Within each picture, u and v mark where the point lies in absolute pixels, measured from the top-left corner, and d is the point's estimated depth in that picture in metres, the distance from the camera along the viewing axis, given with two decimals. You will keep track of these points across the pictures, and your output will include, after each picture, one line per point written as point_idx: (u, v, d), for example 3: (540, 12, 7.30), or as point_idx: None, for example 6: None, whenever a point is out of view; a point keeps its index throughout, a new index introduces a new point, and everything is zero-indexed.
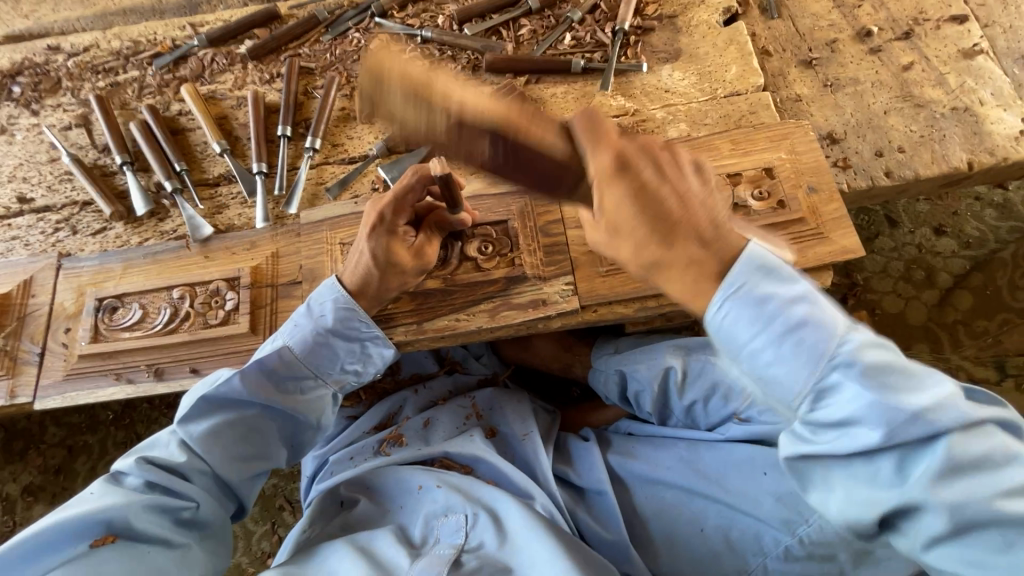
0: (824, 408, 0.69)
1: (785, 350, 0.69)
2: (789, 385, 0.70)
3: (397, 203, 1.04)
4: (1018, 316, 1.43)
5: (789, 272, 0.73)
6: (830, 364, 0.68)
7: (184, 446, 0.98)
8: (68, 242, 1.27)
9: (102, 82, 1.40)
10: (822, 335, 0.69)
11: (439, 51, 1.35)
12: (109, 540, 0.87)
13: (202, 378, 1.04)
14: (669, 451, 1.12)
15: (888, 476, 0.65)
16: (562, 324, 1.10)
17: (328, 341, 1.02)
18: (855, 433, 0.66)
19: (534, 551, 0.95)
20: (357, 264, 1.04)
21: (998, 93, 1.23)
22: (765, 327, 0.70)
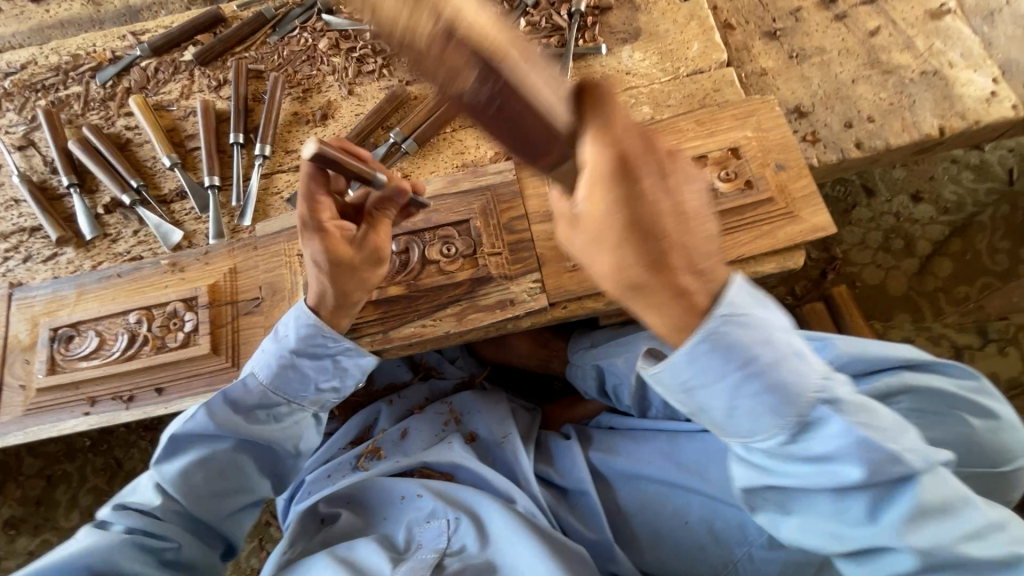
0: (808, 444, 0.71)
1: (763, 393, 0.69)
2: (760, 423, 0.70)
3: (309, 195, 0.95)
4: (997, 279, 1.43)
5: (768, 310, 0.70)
6: (806, 407, 0.69)
7: (160, 489, 0.97)
8: (19, 271, 1.22)
9: (43, 100, 1.34)
10: (799, 374, 0.69)
11: (391, 46, 1.29)
12: None
13: (172, 420, 1.02)
14: (649, 445, 1.10)
15: (860, 514, 0.72)
16: (531, 323, 1.07)
17: (295, 364, 0.98)
18: (827, 472, 0.71)
19: (519, 552, 0.94)
20: (322, 275, 0.99)
21: (967, 53, 1.19)
22: (738, 364, 0.68)
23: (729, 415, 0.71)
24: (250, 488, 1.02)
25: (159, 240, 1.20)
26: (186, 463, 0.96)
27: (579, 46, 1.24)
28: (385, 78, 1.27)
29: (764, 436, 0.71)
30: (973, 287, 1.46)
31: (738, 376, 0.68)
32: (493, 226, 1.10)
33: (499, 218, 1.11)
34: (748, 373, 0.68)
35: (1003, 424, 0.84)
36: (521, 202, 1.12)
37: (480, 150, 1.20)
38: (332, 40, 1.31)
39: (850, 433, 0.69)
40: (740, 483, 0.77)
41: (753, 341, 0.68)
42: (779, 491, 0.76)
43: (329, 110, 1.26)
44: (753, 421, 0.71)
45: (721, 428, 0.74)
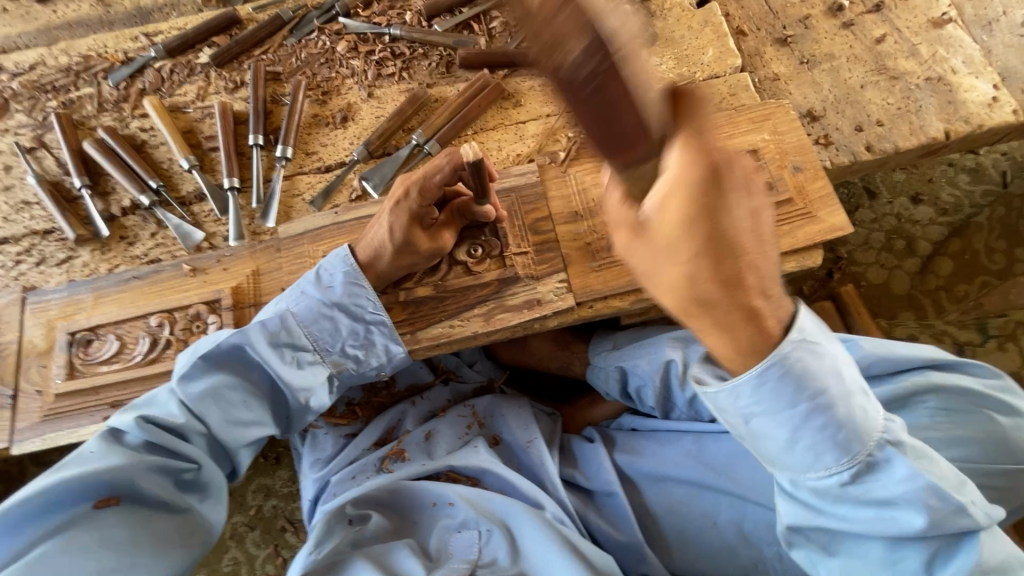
0: (866, 485, 0.75)
1: (830, 428, 0.73)
2: (825, 459, 0.74)
3: (425, 182, 1.00)
4: (996, 278, 1.47)
5: (830, 348, 0.75)
6: (871, 451, 0.74)
7: (183, 406, 0.95)
8: (32, 275, 1.20)
9: (54, 101, 1.32)
10: (871, 418, 0.74)
11: (410, 49, 1.30)
12: (112, 502, 0.89)
13: (204, 334, 1.00)
14: (675, 447, 1.11)
15: (914, 565, 0.76)
16: (557, 323, 1.08)
17: (332, 315, 1.01)
18: (887, 520, 0.75)
19: (551, 566, 0.96)
20: (374, 237, 1.02)
21: (969, 60, 1.24)
22: (811, 398, 0.73)
23: (790, 450, 0.76)
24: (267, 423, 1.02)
25: (180, 240, 1.19)
26: (218, 383, 0.96)
27: None
28: (404, 81, 1.28)
29: (822, 472, 0.75)
30: (972, 286, 1.51)
31: (803, 409, 0.74)
32: (518, 227, 1.12)
33: (524, 220, 1.12)
34: (818, 405, 0.73)
35: None
36: (545, 203, 1.13)
37: (502, 152, 1.21)
38: (351, 43, 1.31)
39: (912, 479, 0.73)
40: (786, 520, 0.81)
41: (836, 381, 0.74)
42: (829, 532, 0.79)
43: (349, 112, 1.26)
44: (814, 457, 0.75)
45: (776, 460, 0.78)
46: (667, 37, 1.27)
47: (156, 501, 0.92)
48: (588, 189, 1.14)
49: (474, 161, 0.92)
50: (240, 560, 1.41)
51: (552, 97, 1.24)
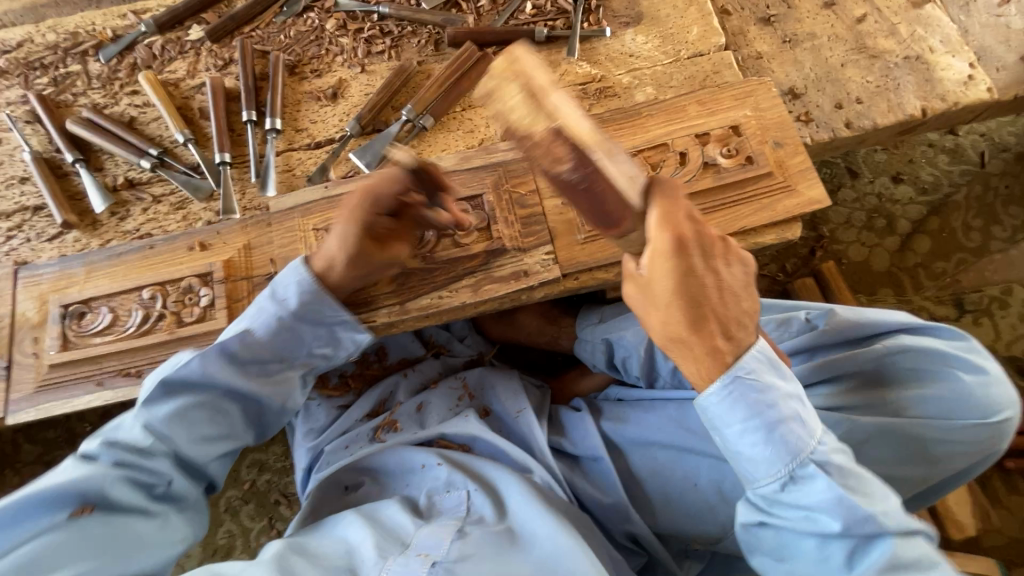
0: (797, 492, 0.82)
1: (771, 438, 0.82)
2: (759, 470, 0.83)
3: (378, 197, 0.99)
4: (971, 255, 1.55)
5: (788, 370, 0.87)
6: (800, 461, 0.82)
7: (148, 429, 0.93)
8: (23, 250, 1.21)
9: (43, 78, 1.32)
10: (803, 436, 0.83)
11: (399, 27, 1.31)
12: (87, 511, 0.87)
13: (164, 360, 0.99)
14: (658, 413, 1.14)
15: (839, 562, 0.81)
16: (544, 294, 1.11)
17: (293, 325, 1.00)
18: (813, 522, 0.81)
19: (536, 525, 0.97)
20: (330, 250, 1.00)
21: (947, 40, 1.27)
22: (746, 413, 0.83)
23: (735, 462, 0.86)
24: (237, 435, 1.01)
25: (189, 194, 1.21)
26: (181, 406, 0.94)
27: (584, 29, 1.28)
28: (393, 59, 1.29)
29: (765, 479, 0.83)
30: (949, 262, 1.56)
31: (733, 434, 0.84)
32: (505, 201, 1.14)
33: (511, 193, 1.14)
34: (751, 422, 0.83)
35: (993, 378, 0.90)
36: (533, 177, 1.16)
37: (491, 129, 1.23)
38: (340, 20, 1.32)
39: (830, 494, 0.80)
40: (741, 519, 0.87)
41: (753, 393, 0.83)
42: (774, 530, 0.85)
43: (339, 89, 1.27)
44: (759, 461, 0.83)
45: (733, 461, 0.86)
46: (652, 16, 1.29)
47: (130, 510, 0.89)
48: None
49: (427, 170, 0.88)
50: (235, 533, 1.43)
51: None
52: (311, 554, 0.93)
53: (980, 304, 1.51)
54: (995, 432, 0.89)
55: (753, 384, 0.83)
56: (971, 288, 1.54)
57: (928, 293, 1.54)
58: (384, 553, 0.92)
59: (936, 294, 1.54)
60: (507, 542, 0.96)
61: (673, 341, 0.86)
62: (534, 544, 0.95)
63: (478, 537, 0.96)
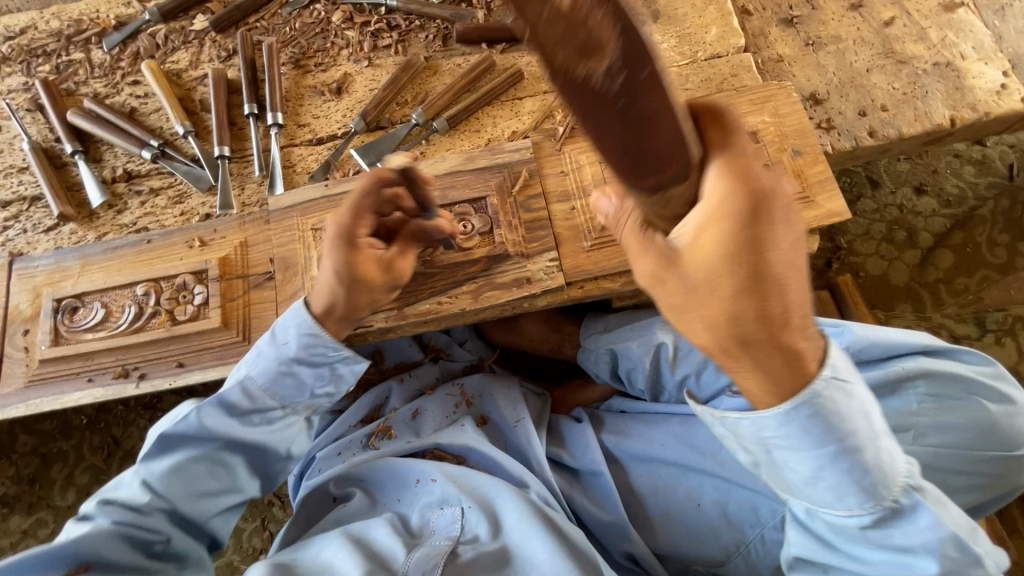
0: (884, 530, 0.72)
1: (854, 470, 0.69)
2: (842, 501, 0.71)
3: (354, 211, 0.95)
4: (996, 271, 1.49)
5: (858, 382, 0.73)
6: (899, 494, 0.70)
7: (147, 485, 0.90)
8: (19, 241, 1.19)
9: (45, 65, 1.30)
10: (893, 463, 0.70)
11: (406, 21, 1.27)
12: (80, 570, 0.83)
13: (164, 415, 0.98)
14: (662, 429, 1.10)
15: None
16: (547, 302, 1.07)
17: (292, 371, 0.95)
18: (903, 565, 0.72)
19: (533, 547, 0.93)
20: (321, 282, 0.96)
21: (979, 46, 1.21)
22: (836, 440, 0.69)
23: (806, 489, 0.73)
24: (239, 488, 0.97)
25: (190, 184, 1.19)
26: (177, 461, 0.91)
27: None
28: (400, 54, 1.25)
29: (842, 511, 0.72)
30: (972, 278, 1.49)
31: (816, 463, 0.70)
32: (510, 204, 1.10)
33: (516, 197, 1.10)
34: (840, 452, 0.69)
35: (1018, 410, 0.84)
36: (539, 180, 1.12)
37: (498, 128, 1.19)
38: (346, 13, 1.28)
39: (937, 528, 0.69)
40: (793, 549, 0.80)
41: (835, 414, 0.69)
42: (838, 570, 0.77)
43: (344, 83, 1.24)
44: (835, 496, 0.71)
45: (794, 492, 0.75)
46: (669, 15, 1.24)
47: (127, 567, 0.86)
48: (583, 168, 1.11)
49: (401, 171, 0.89)
50: None
51: None
52: None
53: None
54: (1016, 467, 0.83)
55: (836, 400, 0.68)
56: None
57: (949, 311, 1.48)
58: None
59: (957, 311, 1.48)
60: (501, 566, 0.94)
61: (733, 344, 0.68)
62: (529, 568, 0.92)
63: (471, 561, 0.94)
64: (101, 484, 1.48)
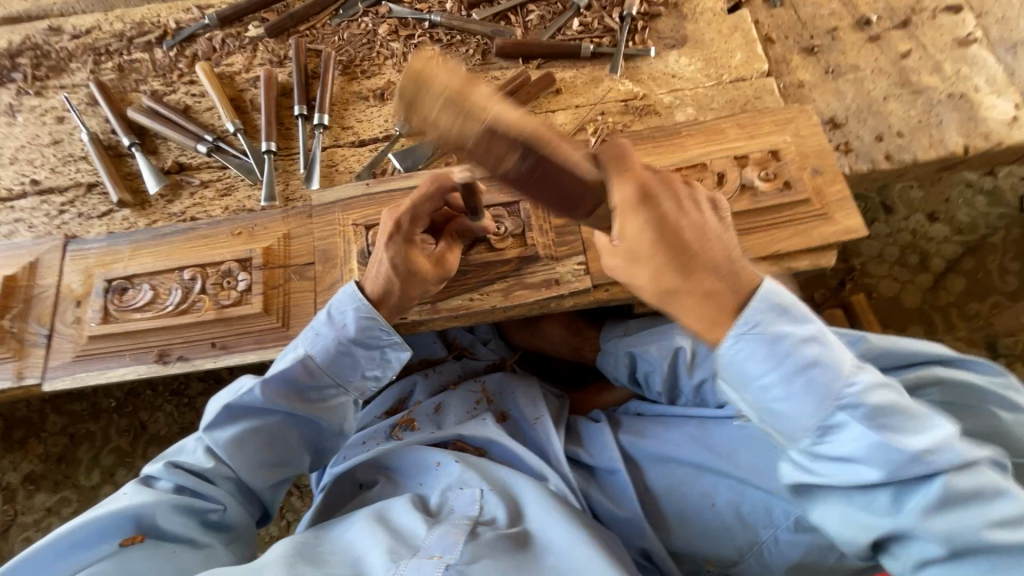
0: (830, 443, 0.80)
1: (806, 383, 0.78)
2: (796, 419, 0.80)
3: (414, 212, 1.01)
4: (1007, 298, 1.52)
5: (800, 311, 0.81)
6: (843, 400, 0.78)
7: (212, 452, 0.98)
8: (73, 225, 1.25)
9: (108, 64, 1.39)
10: (840, 369, 0.79)
11: (448, 36, 1.35)
12: (137, 539, 0.88)
13: (225, 387, 1.02)
14: (679, 430, 1.14)
15: (883, 502, 0.78)
16: (573, 304, 1.12)
17: (349, 350, 1.00)
18: (850, 472, 0.79)
19: (556, 533, 0.96)
20: (376, 275, 1.01)
21: (991, 80, 1.27)
22: (778, 364, 0.79)
23: (766, 417, 0.83)
24: (293, 459, 1.03)
25: (241, 176, 1.26)
26: (242, 430, 0.97)
27: (629, 48, 1.30)
28: None
29: (796, 429, 0.81)
30: (983, 304, 1.53)
31: (787, 379, 0.77)
32: (541, 209, 1.15)
33: (547, 202, 1.16)
34: (788, 372, 0.79)
35: None
36: (568, 187, 1.17)
37: None
38: (392, 26, 1.37)
39: (868, 434, 0.77)
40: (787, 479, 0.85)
41: (782, 342, 0.79)
42: (822, 490, 0.83)
43: (387, 91, 1.31)
44: (787, 408, 0.79)
45: (762, 419, 0.84)
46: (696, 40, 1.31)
47: (180, 537, 0.91)
48: (611, 177, 1.17)
49: (465, 184, 0.94)
50: None
51: (583, 89, 1.29)
52: (324, 557, 0.92)
53: (1014, 349, 1.49)
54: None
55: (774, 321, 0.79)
56: (1005, 331, 1.51)
57: (960, 334, 1.51)
58: (395, 555, 0.89)
59: (968, 336, 1.52)
60: (521, 547, 0.94)
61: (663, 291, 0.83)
62: (552, 555, 0.93)
63: (491, 541, 0.93)
64: (125, 466, 1.52)
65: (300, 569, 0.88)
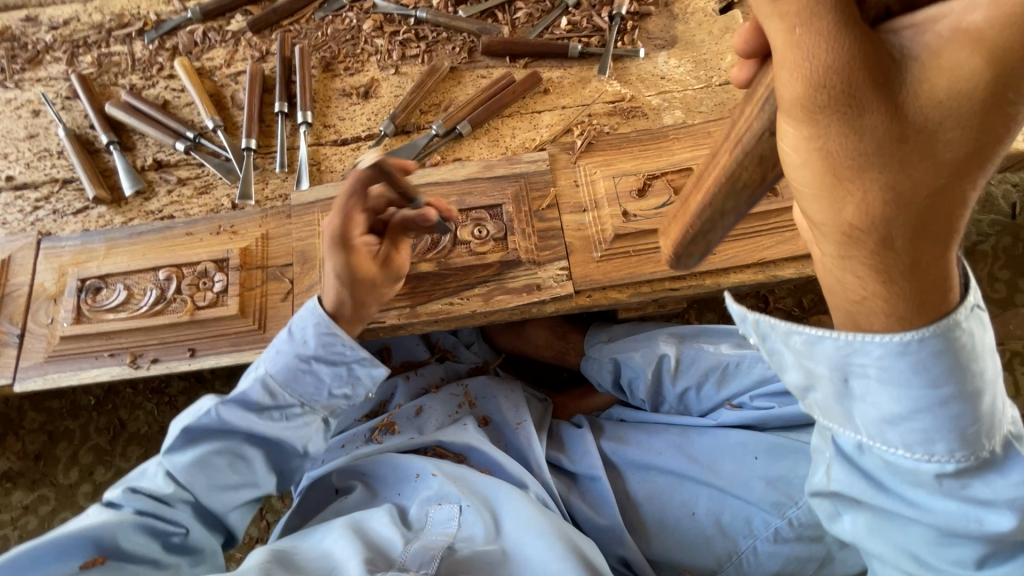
0: (981, 487, 0.62)
1: (955, 418, 0.59)
2: (938, 447, 0.61)
3: (345, 215, 1.00)
4: (995, 306, 1.51)
5: (982, 343, 0.58)
6: (996, 448, 0.62)
7: (171, 477, 0.95)
8: (47, 221, 1.23)
9: (86, 57, 1.36)
10: (997, 417, 0.62)
11: (434, 33, 1.32)
12: (98, 562, 0.86)
13: (185, 409, 1.00)
14: (661, 438, 1.13)
15: (966, 560, 0.66)
16: (556, 309, 1.10)
17: (310, 369, 0.99)
18: (974, 519, 0.63)
19: (534, 550, 0.92)
20: (328, 285, 1.01)
21: None
22: (946, 383, 0.58)
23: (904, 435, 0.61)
24: (257, 483, 1.00)
25: (220, 175, 1.24)
26: (201, 453, 0.94)
27: (617, 48, 1.28)
28: (426, 63, 1.30)
29: (920, 457, 0.62)
30: None
31: (917, 402, 0.59)
32: (524, 212, 1.14)
33: (531, 206, 1.14)
34: (941, 392, 0.58)
35: None
36: (552, 190, 1.16)
37: (516, 139, 1.23)
38: (376, 22, 1.34)
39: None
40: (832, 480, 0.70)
41: (955, 352, 0.57)
42: (876, 511, 0.69)
43: (371, 87, 1.29)
44: (922, 440, 0.61)
45: (861, 425, 0.64)
46: (686, 40, 1.29)
47: (143, 560, 0.89)
48: (596, 181, 1.15)
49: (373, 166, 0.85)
50: None
51: (570, 89, 1.26)
52: (297, 565, 0.91)
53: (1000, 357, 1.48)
54: None
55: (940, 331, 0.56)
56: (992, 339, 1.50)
57: None
58: (371, 567, 0.88)
59: None
60: (500, 563, 0.92)
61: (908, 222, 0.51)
62: (529, 567, 0.91)
63: (467, 558, 0.92)
64: (104, 465, 1.50)
65: None
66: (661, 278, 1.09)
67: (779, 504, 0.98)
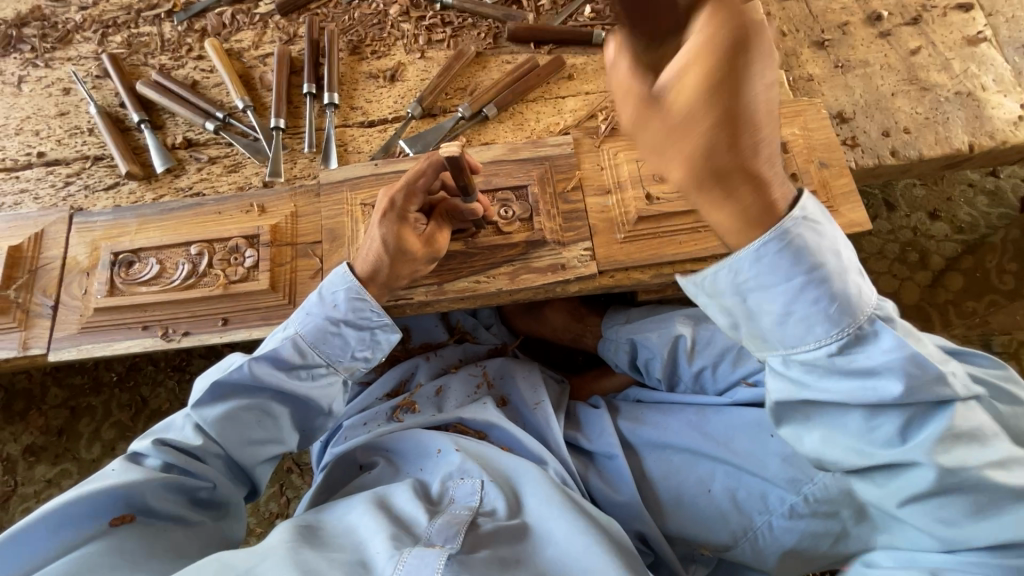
0: (859, 354, 0.76)
1: (821, 300, 0.75)
2: (815, 331, 0.76)
3: (408, 189, 1.04)
4: (1004, 297, 1.54)
5: (828, 229, 0.76)
6: (862, 322, 0.76)
7: (199, 430, 0.97)
8: (79, 197, 1.25)
9: (116, 37, 1.38)
10: (859, 293, 0.76)
11: (459, 18, 1.35)
12: (127, 518, 0.89)
13: (214, 364, 1.02)
14: (678, 417, 1.15)
15: (887, 433, 0.79)
16: (578, 289, 1.13)
17: (338, 331, 1.00)
18: (869, 388, 0.77)
19: (556, 523, 0.95)
20: (368, 251, 1.03)
21: (999, 79, 1.28)
22: (802, 269, 0.74)
23: (784, 326, 0.77)
24: (282, 441, 1.03)
25: (249, 155, 1.26)
26: (230, 409, 0.97)
27: None
28: (452, 48, 1.33)
29: (811, 346, 0.77)
30: (980, 302, 1.55)
31: (784, 298, 0.76)
32: (549, 194, 1.16)
33: (555, 188, 1.17)
34: (812, 278, 0.74)
35: None
36: (576, 173, 1.18)
37: (541, 124, 1.26)
38: (403, 7, 1.36)
39: (899, 347, 0.75)
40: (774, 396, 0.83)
41: (799, 246, 0.74)
42: (811, 405, 0.82)
43: (398, 71, 1.31)
44: (806, 328, 0.76)
45: (766, 339, 0.80)
46: None
47: (171, 515, 0.93)
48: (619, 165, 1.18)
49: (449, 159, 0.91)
50: None
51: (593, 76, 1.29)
52: (324, 539, 0.93)
53: (1008, 347, 1.50)
54: None
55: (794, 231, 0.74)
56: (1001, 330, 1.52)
57: (957, 331, 1.52)
58: (396, 542, 0.89)
59: (964, 333, 1.53)
60: (521, 537, 0.95)
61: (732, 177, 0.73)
62: (551, 542, 0.94)
63: (491, 532, 0.94)
64: (126, 440, 1.52)
65: (302, 555, 0.87)
66: (683, 259, 1.12)
67: (795, 480, 0.99)
